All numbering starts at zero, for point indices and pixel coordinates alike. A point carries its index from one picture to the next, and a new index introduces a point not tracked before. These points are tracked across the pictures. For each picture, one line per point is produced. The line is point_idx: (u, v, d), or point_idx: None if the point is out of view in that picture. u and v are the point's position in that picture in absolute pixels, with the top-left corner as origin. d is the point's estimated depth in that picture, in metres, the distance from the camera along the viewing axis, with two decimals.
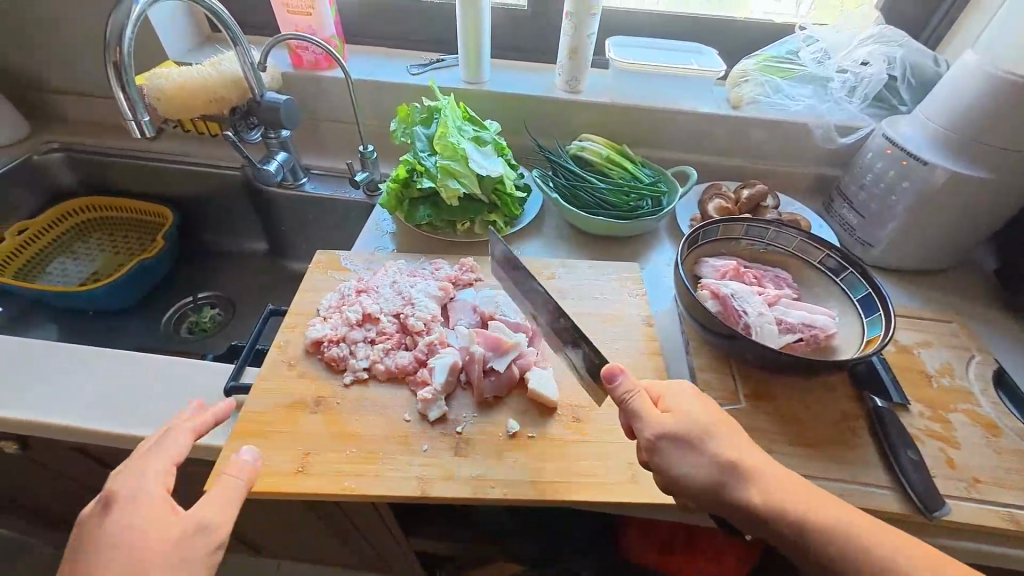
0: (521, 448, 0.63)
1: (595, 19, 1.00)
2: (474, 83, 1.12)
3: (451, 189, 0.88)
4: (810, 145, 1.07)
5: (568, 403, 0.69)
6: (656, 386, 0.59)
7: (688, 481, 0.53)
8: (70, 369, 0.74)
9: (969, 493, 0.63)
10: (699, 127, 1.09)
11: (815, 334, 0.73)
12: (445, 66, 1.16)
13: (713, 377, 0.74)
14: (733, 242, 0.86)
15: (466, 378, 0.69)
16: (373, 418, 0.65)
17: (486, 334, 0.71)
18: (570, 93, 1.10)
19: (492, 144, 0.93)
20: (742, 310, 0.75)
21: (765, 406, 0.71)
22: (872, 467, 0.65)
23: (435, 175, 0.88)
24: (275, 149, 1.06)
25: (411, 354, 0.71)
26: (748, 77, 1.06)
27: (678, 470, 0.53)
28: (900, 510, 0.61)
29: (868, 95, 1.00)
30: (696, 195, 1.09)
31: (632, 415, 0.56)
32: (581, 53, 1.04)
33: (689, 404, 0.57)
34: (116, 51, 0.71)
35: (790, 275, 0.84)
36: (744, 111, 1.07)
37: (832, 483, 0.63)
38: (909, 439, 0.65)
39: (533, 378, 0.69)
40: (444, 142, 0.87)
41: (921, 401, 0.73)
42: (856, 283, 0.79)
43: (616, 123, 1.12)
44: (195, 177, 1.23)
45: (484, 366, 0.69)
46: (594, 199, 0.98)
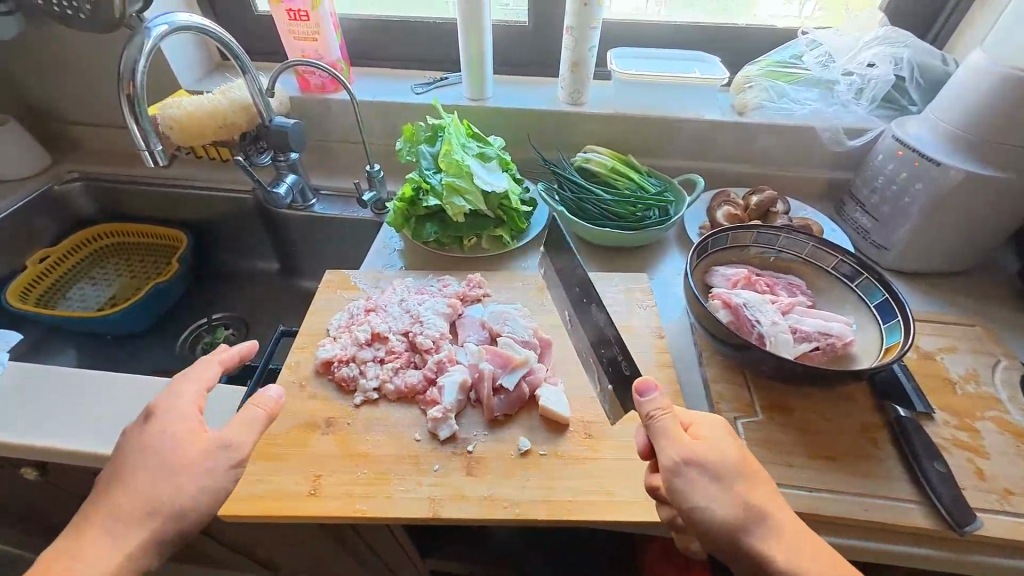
0: (533, 466, 0.63)
1: (595, 33, 1.00)
2: (478, 100, 1.13)
3: (457, 206, 0.88)
4: (819, 149, 1.06)
5: (579, 419, 0.68)
6: (691, 416, 0.56)
7: (708, 509, 0.50)
8: (88, 394, 0.75)
9: (1000, 506, 0.60)
10: (704, 134, 1.09)
11: (832, 343, 0.72)
12: (448, 83, 1.17)
13: (727, 389, 0.72)
14: (743, 250, 0.85)
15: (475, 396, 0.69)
16: (384, 438, 0.65)
17: (495, 352, 0.70)
18: (573, 106, 1.11)
19: (496, 160, 0.94)
20: (754, 319, 0.73)
21: (781, 418, 0.69)
22: (896, 479, 0.62)
23: (441, 192, 0.89)
24: (285, 171, 1.09)
25: (420, 373, 0.71)
26: (752, 82, 1.05)
27: (694, 502, 0.50)
28: (928, 525, 0.59)
29: (875, 97, 0.99)
30: (704, 202, 1.08)
31: (658, 434, 0.53)
32: (583, 66, 1.05)
33: (719, 438, 0.53)
34: (130, 84, 0.74)
35: (803, 282, 0.83)
36: (750, 117, 1.07)
37: (854, 497, 0.61)
38: (934, 449, 0.63)
39: (544, 395, 0.68)
40: (448, 160, 0.88)
41: (946, 409, 0.70)
42: (872, 289, 0.77)
43: (620, 133, 1.12)
44: (207, 201, 1.25)
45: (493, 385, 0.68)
46: (600, 210, 0.97)
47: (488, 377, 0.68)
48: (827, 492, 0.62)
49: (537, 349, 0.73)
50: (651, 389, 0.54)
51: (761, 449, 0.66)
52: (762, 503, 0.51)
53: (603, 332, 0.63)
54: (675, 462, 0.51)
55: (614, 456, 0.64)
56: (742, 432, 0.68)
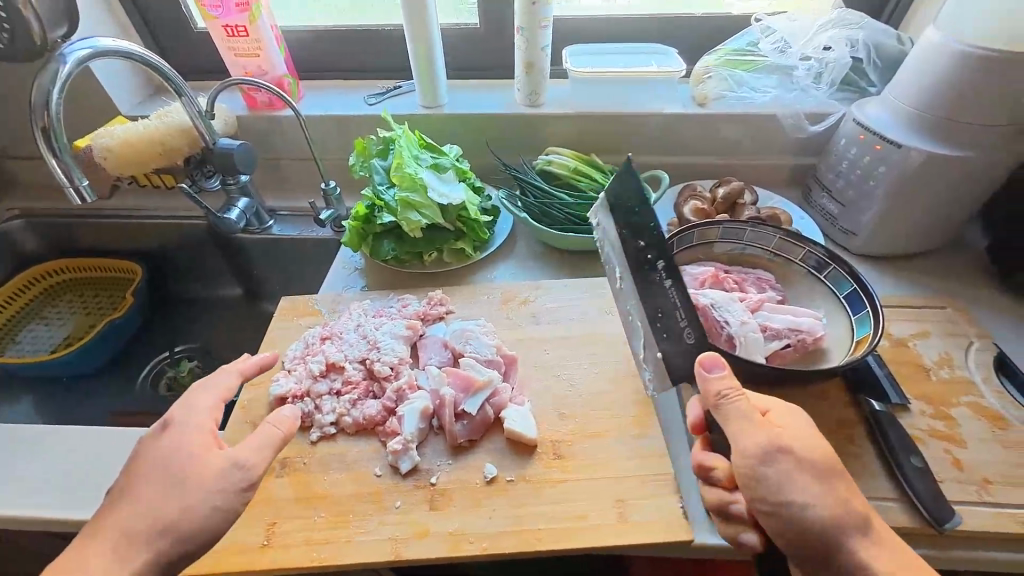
0: (501, 493, 0.60)
1: (547, 31, 0.97)
2: (433, 107, 1.09)
3: (413, 222, 0.85)
4: (783, 136, 1.04)
5: (548, 438, 0.65)
6: (759, 397, 0.55)
7: (800, 499, 0.48)
8: (33, 449, 0.71)
9: (980, 496, 0.59)
10: (667, 128, 1.06)
11: (803, 339, 0.70)
12: (401, 92, 1.13)
13: (700, 394, 0.70)
14: (710, 247, 0.83)
15: (438, 423, 0.66)
16: (343, 476, 0.62)
17: (457, 374, 0.67)
18: (531, 107, 1.08)
19: (452, 170, 0.90)
20: (723, 320, 0.71)
21: None
22: (874, 477, 0.61)
23: (395, 208, 0.85)
24: (236, 195, 1.04)
25: (378, 403, 0.67)
26: (711, 73, 1.03)
27: (790, 495, 0.48)
28: (908, 524, 0.57)
29: (834, 80, 0.97)
30: (671, 198, 1.05)
31: (732, 420, 0.52)
32: (538, 66, 1.02)
33: (795, 422, 0.52)
34: (44, 116, 0.69)
35: (772, 276, 0.81)
36: (711, 108, 1.05)
37: None
38: (911, 444, 0.61)
39: (509, 418, 0.65)
40: (401, 174, 0.85)
41: (921, 398, 0.69)
42: (840, 279, 0.75)
43: (581, 133, 1.09)
44: (161, 229, 1.20)
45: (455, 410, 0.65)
46: (564, 214, 0.95)
47: (451, 402, 0.65)
48: None
49: (501, 367, 0.70)
50: (721, 368, 0.53)
51: None
52: (837, 485, 0.49)
53: (676, 326, 0.61)
54: (765, 448, 0.50)
55: (585, 476, 0.61)
56: None
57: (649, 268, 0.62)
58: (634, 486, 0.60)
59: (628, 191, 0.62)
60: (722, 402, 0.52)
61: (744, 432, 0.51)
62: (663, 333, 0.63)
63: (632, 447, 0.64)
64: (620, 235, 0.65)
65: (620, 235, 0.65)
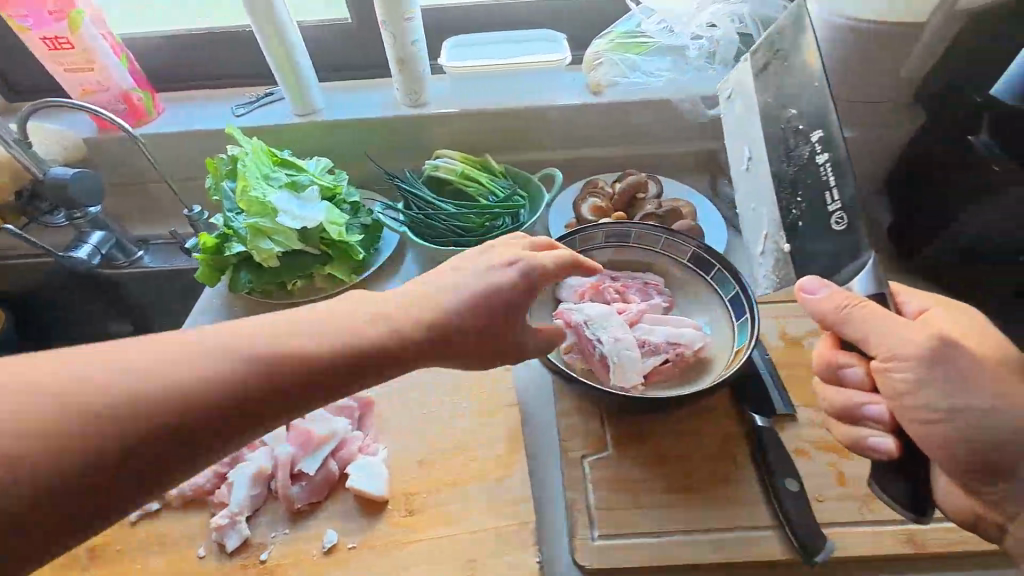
0: (339, 565, 0.53)
1: (415, 26, 0.88)
2: (306, 115, 0.99)
3: (265, 250, 0.76)
4: (683, 122, 0.97)
5: (402, 491, 0.59)
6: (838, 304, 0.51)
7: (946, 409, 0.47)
8: None
9: (862, 514, 0.55)
10: (562, 121, 0.98)
11: (682, 353, 0.64)
12: (272, 99, 1.02)
13: (577, 422, 0.64)
14: (595, 252, 0.76)
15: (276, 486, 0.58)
16: (160, 562, 0.54)
17: (296, 430, 0.60)
18: (415, 108, 0.98)
19: (313, 188, 0.81)
20: (596, 339, 0.65)
21: (634, 449, 0.61)
22: (752, 504, 0.56)
23: (245, 236, 0.76)
24: (86, 229, 0.93)
25: (208, 469, 0.59)
26: (602, 59, 0.95)
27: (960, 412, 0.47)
28: (783, 557, 0.52)
29: (727, 60, 0.91)
30: (570, 196, 0.98)
31: (862, 331, 0.49)
32: (411, 63, 0.92)
33: (883, 329, 0.48)
34: None
35: (661, 279, 0.75)
36: (606, 97, 0.97)
37: (705, 536, 0.54)
38: (791, 465, 0.56)
39: (355, 475, 0.58)
40: (247, 199, 0.75)
41: (811, 405, 0.64)
42: (725, 280, 0.69)
43: (471, 132, 1.00)
44: (22, 269, 1.08)
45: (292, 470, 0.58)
46: (447, 225, 0.87)
47: (286, 462, 0.58)
48: (677, 534, 0.54)
49: (353, 415, 0.64)
50: (823, 286, 0.51)
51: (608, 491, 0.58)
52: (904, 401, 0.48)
53: (823, 201, 0.53)
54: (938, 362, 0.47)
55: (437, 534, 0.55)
56: (589, 473, 0.59)
57: (794, 138, 0.56)
58: (490, 540, 0.54)
59: (792, 48, 0.56)
60: (847, 311, 0.49)
61: (901, 333, 0.48)
62: (797, 224, 0.56)
63: (494, 493, 0.58)
64: (762, 104, 0.60)
65: (761, 105, 0.60)
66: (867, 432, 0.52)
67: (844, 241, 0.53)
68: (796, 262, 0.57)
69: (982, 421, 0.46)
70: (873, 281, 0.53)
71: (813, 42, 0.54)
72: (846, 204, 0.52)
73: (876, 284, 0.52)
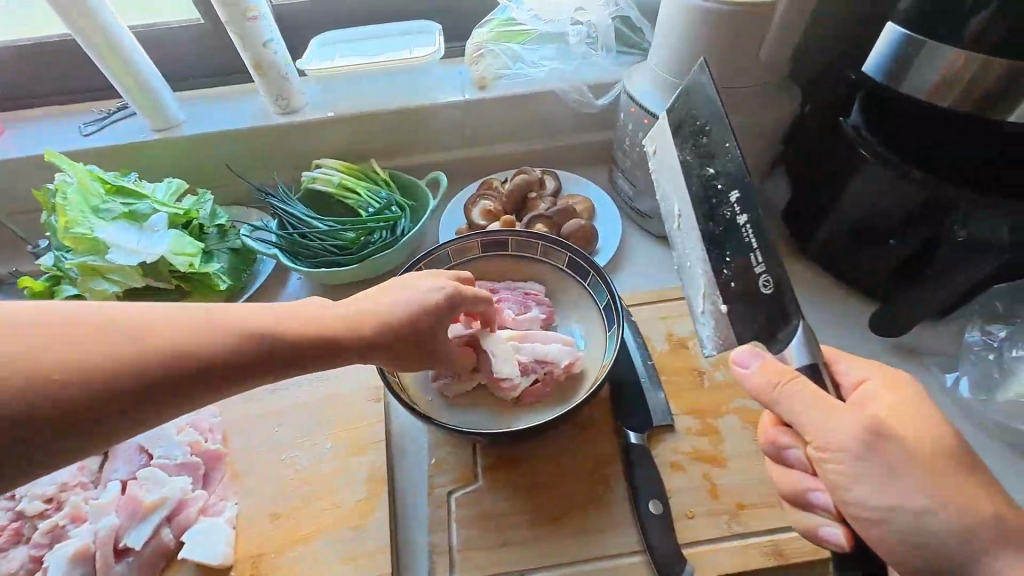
0: None
1: (263, 24, 0.80)
2: (164, 130, 0.90)
3: (101, 291, 0.69)
4: (575, 112, 0.93)
5: (247, 553, 0.53)
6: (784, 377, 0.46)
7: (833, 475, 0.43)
8: None
9: (730, 528, 0.53)
10: (448, 118, 0.92)
11: (550, 371, 0.61)
12: (127, 114, 0.92)
13: (446, 453, 0.60)
14: (472, 265, 0.71)
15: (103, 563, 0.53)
16: None
17: (124, 498, 0.54)
18: (286, 115, 0.90)
19: (154, 215, 0.73)
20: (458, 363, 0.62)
21: (504, 479, 0.57)
22: (619, 531, 0.53)
23: (75, 278, 0.69)
24: None
25: (26, 550, 0.53)
26: (483, 50, 0.89)
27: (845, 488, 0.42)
28: None
29: (609, 44, 0.88)
30: (464, 198, 0.92)
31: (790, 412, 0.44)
32: (271, 67, 0.84)
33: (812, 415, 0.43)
34: None
35: (542, 288, 0.71)
36: (492, 91, 0.91)
37: (568, 569, 0.51)
38: (657, 484, 0.54)
39: (190, 543, 0.53)
40: (71, 237, 0.67)
41: (690, 412, 0.62)
42: (600, 287, 0.66)
43: (351, 136, 0.92)
44: None
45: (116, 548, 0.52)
46: (321, 243, 0.80)
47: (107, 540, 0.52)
48: (538, 570, 0.52)
49: (194, 472, 0.58)
50: (756, 359, 0.47)
51: (473, 530, 0.54)
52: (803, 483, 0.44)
53: (749, 263, 0.51)
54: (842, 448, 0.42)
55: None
56: (454, 511, 0.55)
57: (715, 198, 0.52)
58: None
59: (704, 105, 0.53)
60: (778, 390, 0.45)
61: (830, 423, 0.42)
62: (730, 284, 0.53)
63: (348, 545, 0.53)
64: (682, 162, 0.55)
65: (681, 162, 0.55)
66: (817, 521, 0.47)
67: (773, 305, 0.49)
68: (735, 324, 0.53)
69: (853, 442, 0.41)
70: (809, 351, 0.47)
71: (721, 104, 0.51)
72: (772, 267, 0.49)
73: (812, 353, 0.47)
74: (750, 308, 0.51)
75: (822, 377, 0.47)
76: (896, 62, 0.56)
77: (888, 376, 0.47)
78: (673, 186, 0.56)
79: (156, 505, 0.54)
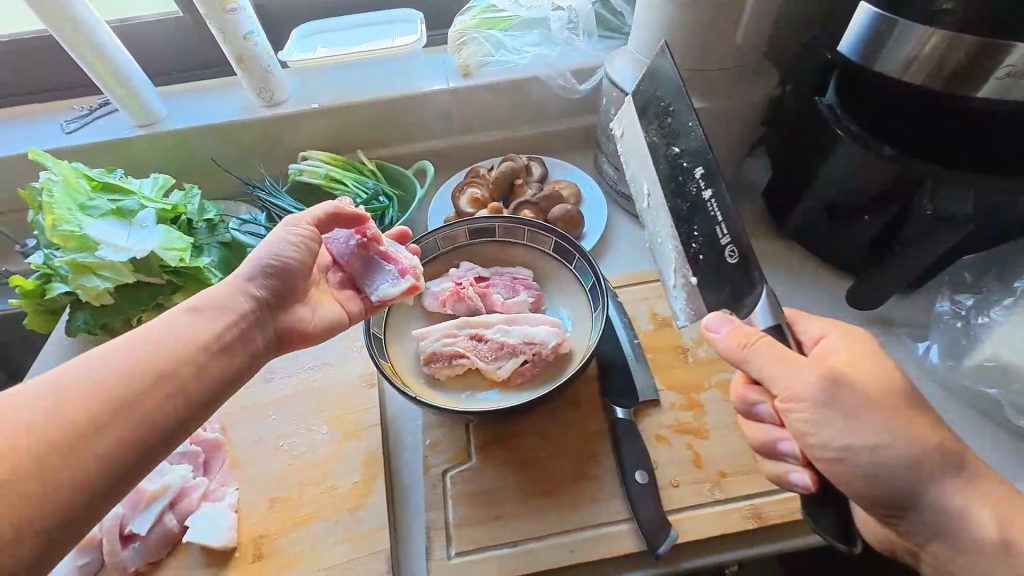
0: None
1: (243, 16, 0.79)
2: (148, 126, 0.89)
3: (93, 288, 0.69)
4: (559, 99, 0.94)
5: (250, 535, 0.55)
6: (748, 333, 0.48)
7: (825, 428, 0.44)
8: None
9: (712, 496, 0.55)
10: (433, 108, 0.92)
11: (538, 352, 0.62)
12: (109, 110, 0.92)
13: (441, 434, 0.62)
14: (460, 252, 0.73)
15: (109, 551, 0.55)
16: None
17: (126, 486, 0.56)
18: (270, 108, 0.90)
19: (144, 211, 0.73)
20: (450, 347, 0.64)
21: (495, 457, 0.59)
22: (608, 500, 0.55)
23: (66, 275, 0.69)
24: None
25: None
26: (465, 38, 0.89)
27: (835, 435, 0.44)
28: (631, 549, 0.52)
29: (591, 29, 0.88)
30: (451, 186, 0.94)
31: (760, 369, 0.47)
32: (253, 60, 0.84)
33: (781, 369, 0.45)
34: None
35: (529, 273, 0.72)
36: (476, 79, 0.91)
37: (559, 537, 0.53)
38: (643, 455, 0.56)
39: (195, 527, 0.55)
40: (59, 233, 0.67)
41: (673, 387, 0.64)
42: (585, 270, 0.68)
43: (337, 128, 0.93)
44: None
45: (122, 534, 0.54)
46: None
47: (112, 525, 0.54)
48: (530, 540, 0.54)
49: (196, 460, 0.59)
50: (726, 324, 0.49)
51: (467, 505, 0.56)
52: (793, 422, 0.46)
53: (716, 236, 0.53)
54: (824, 378, 0.44)
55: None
56: (449, 488, 0.57)
57: (681, 175, 0.55)
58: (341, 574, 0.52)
59: (667, 88, 0.55)
60: (749, 350, 0.47)
61: (798, 372, 0.45)
62: (699, 256, 0.55)
63: (347, 524, 0.55)
64: (648, 143, 0.58)
65: (647, 143, 0.59)
66: (785, 466, 0.49)
67: (739, 274, 0.52)
68: (704, 295, 0.55)
69: (821, 388, 0.44)
70: (772, 313, 0.50)
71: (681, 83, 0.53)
72: (734, 237, 0.51)
73: (775, 315, 0.50)
74: (718, 279, 0.53)
75: (787, 337, 0.50)
76: (871, 40, 0.56)
77: (847, 332, 0.50)
78: (641, 168, 0.60)
79: (158, 492, 0.56)
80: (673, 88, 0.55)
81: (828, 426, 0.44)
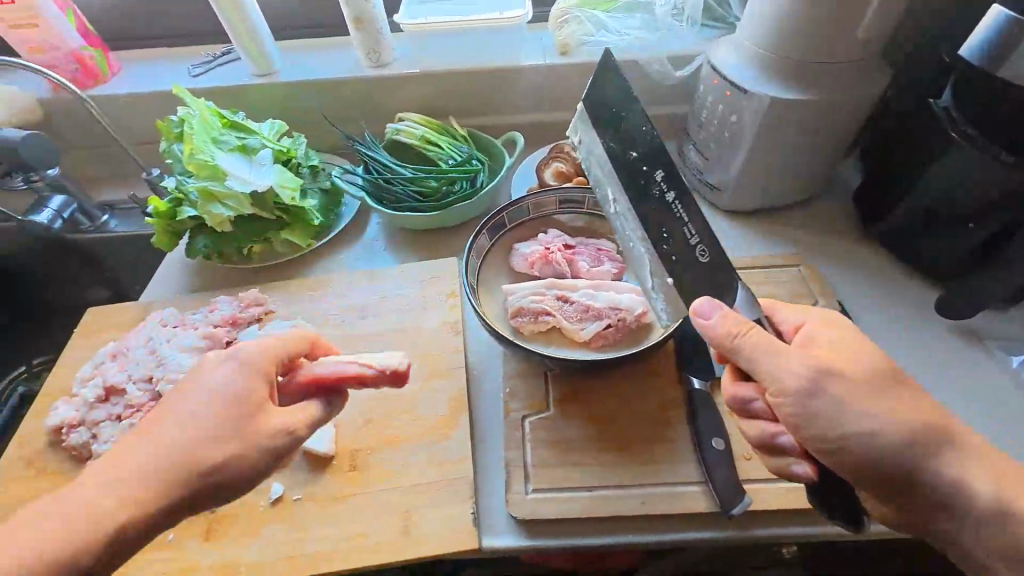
0: (283, 515, 0.56)
1: None
2: (265, 76, 0.96)
3: (217, 215, 0.75)
4: (653, 83, 0.95)
5: (347, 448, 0.61)
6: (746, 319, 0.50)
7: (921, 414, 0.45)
8: None
9: None
10: (528, 82, 0.96)
11: (623, 318, 0.65)
12: (232, 59, 1.00)
13: (522, 383, 0.65)
14: (549, 220, 0.76)
15: None
16: None
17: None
18: (376, 68, 0.95)
19: (265, 150, 0.80)
20: (537, 305, 0.67)
21: (573, 410, 0.63)
22: (682, 462, 0.58)
23: (196, 200, 0.75)
24: (46, 195, 0.95)
25: None
26: (568, 15, 0.91)
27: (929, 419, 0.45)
28: (705, 509, 0.55)
29: (695, 17, 0.88)
30: (536, 159, 0.97)
31: (747, 359, 0.47)
32: (370, 22, 0.89)
33: (766, 356, 0.46)
34: None
35: (613, 246, 0.75)
36: (574, 57, 0.94)
37: (633, 489, 0.56)
38: (720, 425, 0.58)
39: None
40: (194, 161, 0.74)
41: None
42: None
43: (435, 93, 0.97)
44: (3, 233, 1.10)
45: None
46: (405, 190, 0.86)
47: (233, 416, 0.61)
48: (605, 488, 0.57)
49: None
50: (718, 310, 0.49)
51: (545, 450, 0.60)
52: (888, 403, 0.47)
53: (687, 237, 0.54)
54: None
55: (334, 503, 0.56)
56: (529, 433, 0.61)
57: (643, 180, 0.57)
58: (429, 492, 0.57)
59: (615, 95, 0.57)
60: (738, 340, 0.47)
61: (785, 360, 0.46)
62: (672, 258, 0.56)
63: (435, 450, 0.60)
64: (608, 149, 0.59)
65: (606, 150, 0.59)
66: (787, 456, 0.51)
67: (713, 276, 0.53)
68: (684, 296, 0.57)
69: None
70: (752, 305, 0.52)
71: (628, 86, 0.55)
72: (705, 238, 0.53)
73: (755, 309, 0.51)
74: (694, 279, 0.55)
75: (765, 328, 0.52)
76: (1001, 43, 0.55)
77: (825, 316, 0.52)
78: (599, 174, 0.60)
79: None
80: (622, 96, 0.57)
81: (862, 408, 0.44)
